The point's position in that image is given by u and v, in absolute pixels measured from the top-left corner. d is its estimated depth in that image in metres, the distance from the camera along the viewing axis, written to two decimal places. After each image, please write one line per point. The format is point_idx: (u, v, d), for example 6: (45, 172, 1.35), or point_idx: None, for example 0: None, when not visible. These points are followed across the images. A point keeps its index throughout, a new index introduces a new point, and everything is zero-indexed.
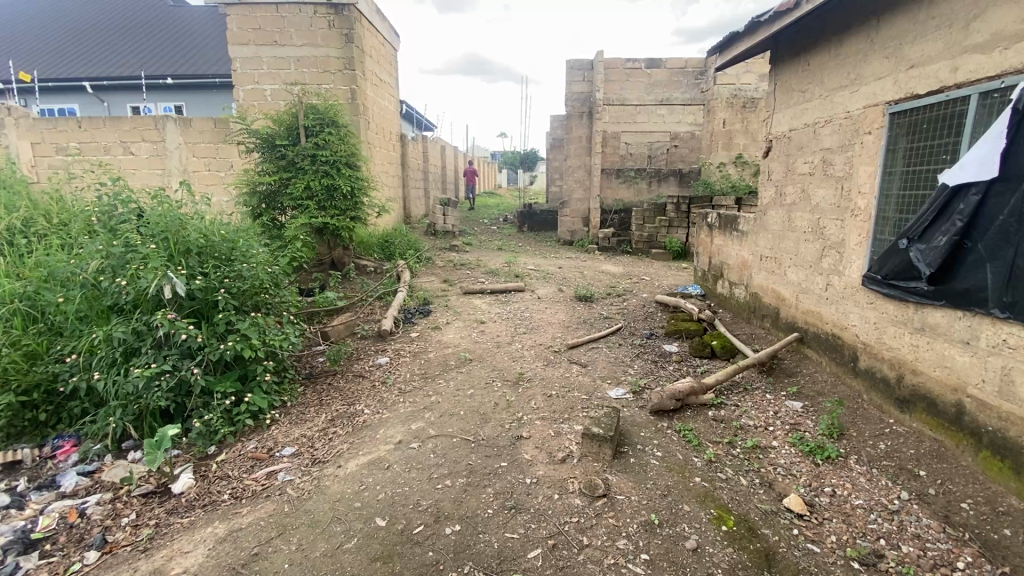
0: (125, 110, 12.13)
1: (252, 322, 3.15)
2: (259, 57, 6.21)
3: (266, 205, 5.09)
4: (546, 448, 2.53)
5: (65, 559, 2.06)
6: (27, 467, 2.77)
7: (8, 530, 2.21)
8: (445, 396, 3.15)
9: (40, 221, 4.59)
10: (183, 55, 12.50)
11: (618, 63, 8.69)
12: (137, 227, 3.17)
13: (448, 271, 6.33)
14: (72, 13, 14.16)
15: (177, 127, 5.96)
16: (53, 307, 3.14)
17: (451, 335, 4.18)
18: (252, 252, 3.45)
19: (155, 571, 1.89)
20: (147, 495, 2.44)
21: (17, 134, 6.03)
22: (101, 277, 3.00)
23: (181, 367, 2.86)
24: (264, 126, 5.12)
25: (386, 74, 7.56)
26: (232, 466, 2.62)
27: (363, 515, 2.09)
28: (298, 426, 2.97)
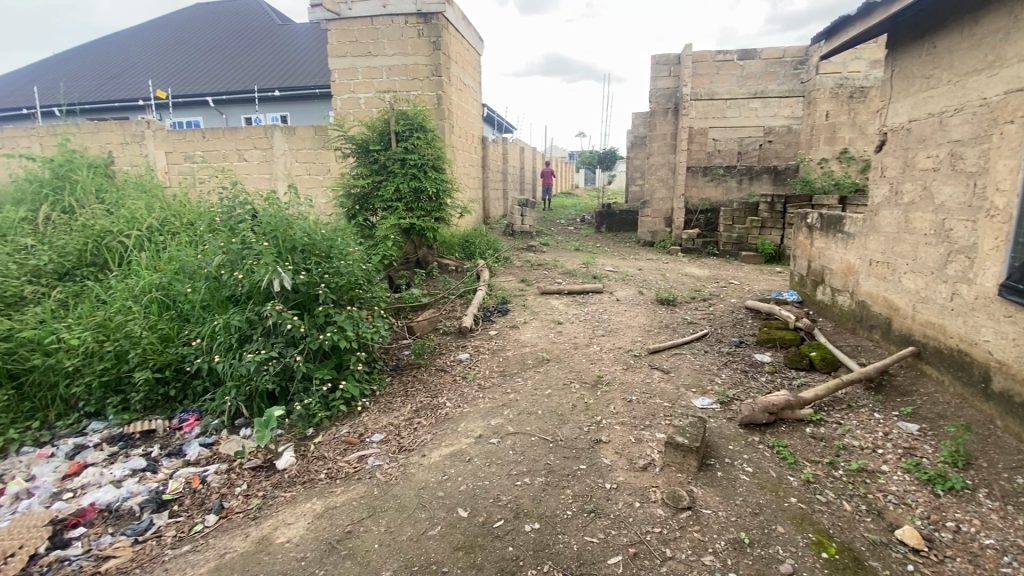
0: (239, 121, 13.46)
1: (347, 315, 3.38)
2: (355, 67, 6.64)
3: (359, 206, 5.41)
4: (626, 454, 2.47)
5: (189, 519, 2.33)
6: (160, 435, 3.17)
7: (145, 490, 2.55)
8: (523, 394, 3.19)
9: (172, 221, 5.23)
10: (288, 69, 13.66)
11: (707, 56, 8.28)
12: (251, 226, 3.51)
13: (525, 271, 6.39)
14: (198, 36, 15.96)
15: (284, 135, 6.53)
16: (182, 297, 3.57)
17: (528, 334, 4.22)
18: (348, 250, 3.69)
19: (263, 539, 2.08)
20: (255, 469, 2.70)
21: (154, 145, 6.89)
22: (221, 270, 3.36)
23: (286, 354, 3.13)
24: (360, 133, 5.47)
25: (470, 79, 7.78)
26: (328, 448, 2.83)
27: (445, 505, 2.17)
28: (386, 415, 3.14)
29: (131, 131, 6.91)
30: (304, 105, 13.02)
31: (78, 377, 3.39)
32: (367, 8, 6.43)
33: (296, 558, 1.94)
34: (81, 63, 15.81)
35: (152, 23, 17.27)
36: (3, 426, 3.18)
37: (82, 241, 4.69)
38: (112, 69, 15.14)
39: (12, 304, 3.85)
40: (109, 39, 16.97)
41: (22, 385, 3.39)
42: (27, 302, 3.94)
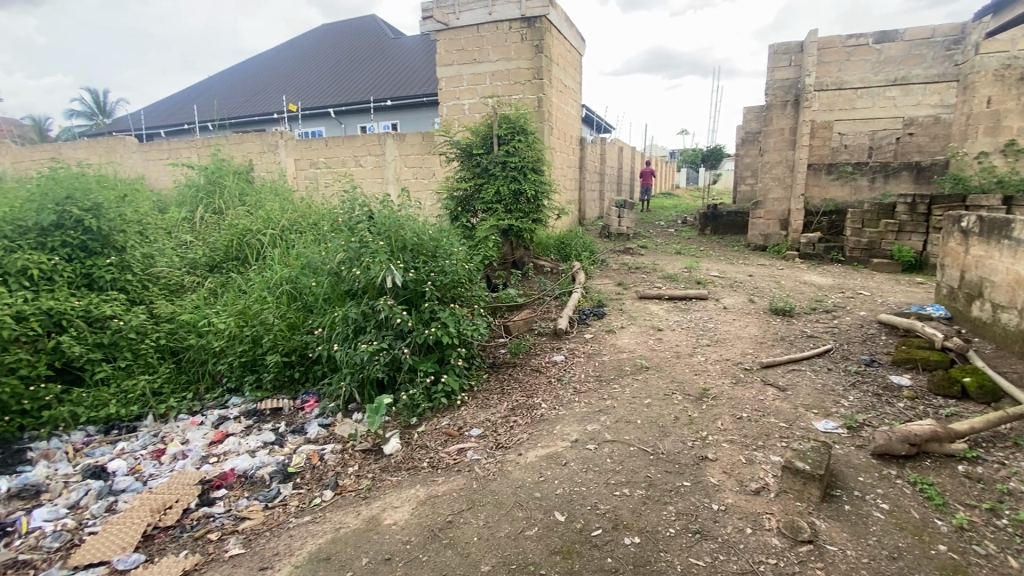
0: (356, 129, 14.65)
1: (451, 312, 3.52)
2: (461, 75, 6.91)
3: (461, 207, 5.61)
4: (736, 475, 2.30)
5: (310, 492, 2.56)
6: (286, 413, 3.54)
7: (275, 461, 2.85)
8: (621, 401, 3.10)
9: (299, 222, 5.80)
10: (400, 80, 14.60)
11: (836, 41, 7.49)
12: (368, 226, 3.78)
13: (623, 274, 6.22)
14: (323, 54, 17.61)
15: (395, 142, 6.97)
16: (307, 290, 3.95)
17: (626, 340, 4.10)
18: (452, 250, 3.84)
19: (373, 518, 2.24)
20: (365, 452, 2.91)
21: (286, 153, 7.71)
22: (341, 267, 3.67)
23: (395, 346, 3.34)
24: (464, 137, 5.67)
25: (571, 80, 7.75)
26: (430, 438, 2.97)
27: (542, 506, 2.17)
28: (484, 410, 3.22)
29: (268, 141, 7.79)
30: (412, 112, 13.84)
31: (223, 357, 3.89)
32: (474, 17, 6.66)
33: (402, 541, 2.05)
34: (229, 84, 18.18)
35: (286, 45, 19.39)
36: (165, 394, 3.71)
37: (229, 238, 5.39)
38: (253, 87, 17.23)
39: (175, 291, 4.52)
40: (252, 62, 19.32)
41: (181, 360, 3.96)
42: (187, 289, 4.62)
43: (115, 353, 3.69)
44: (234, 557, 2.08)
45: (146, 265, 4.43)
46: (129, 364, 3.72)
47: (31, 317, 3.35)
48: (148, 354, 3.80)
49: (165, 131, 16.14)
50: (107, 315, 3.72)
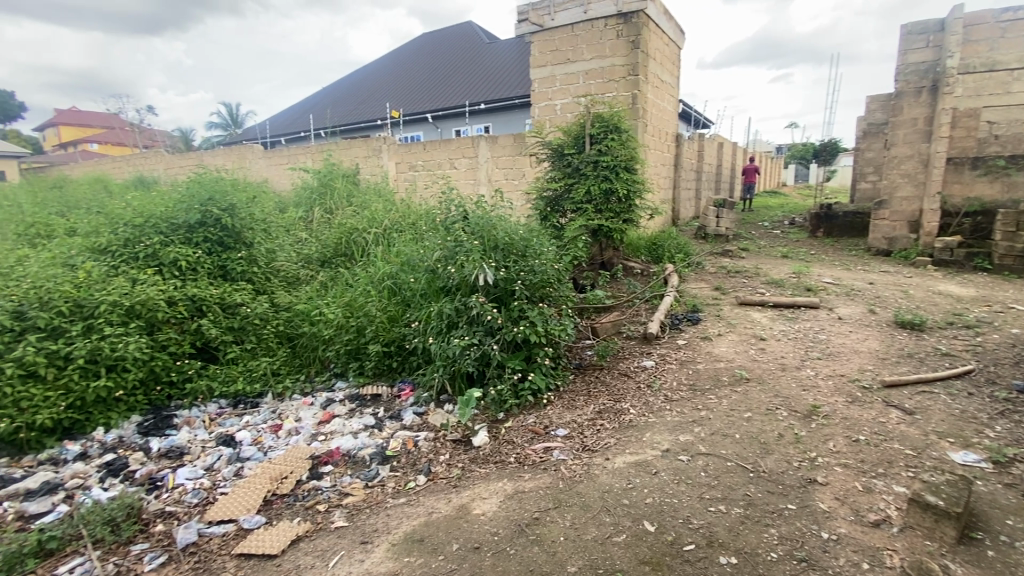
0: (451, 133, 15.25)
1: (539, 311, 3.54)
2: (554, 75, 6.93)
3: (551, 208, 5.63)
4: (850, 503, 2.09)
5: (405, 476, 2.72)
6: (384, 399, 3.79)
7: (374, 444, 3.05)
8: (717, 413, 2.94)
9: (399, 221, 6.17)
10: (493, 83, 14.96)
11: (987, 17, 6.49)
12: (462, 226, 3.93)
13: (720, 278, 5.88)
14: (423, 62, 18.54)
15: (488, 144, 7.14)
16: (406, 285, 4.19)
17: (724, 348, 3.87)
18: (543, 250, 3.87)
19: (463, 506, 2.32)
20: (455, 442, 3.03)
21: (388, 157, 8.22)
22: (437, 264, 3.85)
23: (484, 342, 3.43)
24: (556, 138, 5.68)
25: (668, 75, 7.47)
26: (517, 434, 3.02)
27: (631, 514, 2.12)
28: (571, 411, 3.22)
29: (373, 146, 8.35)
30: (504, 115, 14.13)
31: (331, 344, 4.25)
32: (569, 17, 6.65)
33: (490, 532, 2.11)
34: (340, 94, 19.75)
35: (390, 56, 20.69)
36: (282, 375, 4.11)
37: (338, 236, 5.87)
38: (360, 96, 18.58)
39: (292, 283, 5.02)
40: (359, 73, 20.83)
41: (296, 345, 4.38)
42: (302, 282, 5.10)
43: (242, 336, 4.18)
44: (339, 528, 2.25)
45: (270, 259, 4.95)
46: (254, 346, 4.20)
47: (179, 302, 3.91)
48: (269, 339, 4.26)
49: (285, 139, 17.93)
50: (237, 303, 4.23)
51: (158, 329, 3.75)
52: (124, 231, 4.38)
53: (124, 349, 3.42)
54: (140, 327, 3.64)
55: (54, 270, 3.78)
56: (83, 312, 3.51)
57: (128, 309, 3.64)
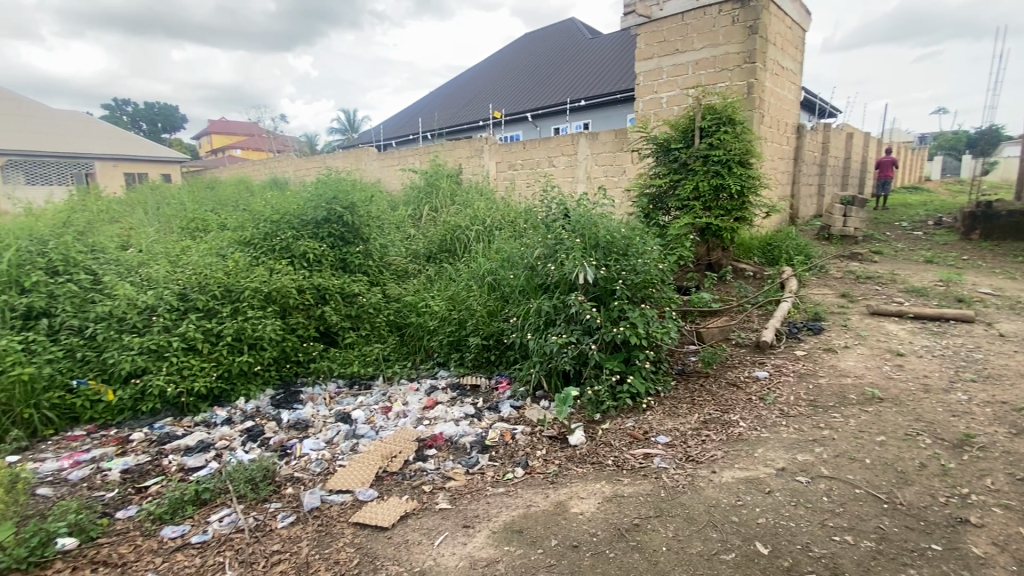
0: (550, 131, 15.30)
1: (641, 312, 3.42)
2: (660, 68, 6.67)
3: (654, 205, 5.42)
4: (1014, 552, 1.78)
5: (503, 467, 2.78)
6: (483, 391, 3.91)
7: (474, 432, 3.16)
8: (842, 434, 2.65)
9: (500, 219, 6.31)
10: (595, 79, 14.76)
11: None
12: (564, 224, 3.92)
13: (847, 284, 5.29)
14: (525, 62, 18.79)
15: (588, 141, 7.02)
16: (506, 281, 4.28)
17: (851, 363, 3.48)
18: (646, 249, 3.74)
19: (560, 504, 2.33)
20: (552, 438, 3.05)
21: (489, 157, 8.43)
22: (538, 261, 3.88)
23: (583, 341, 3.40)
24: (662, 132, 5.45)
25: (789, 61, 6.84)
26: (615, 436, 2.97)
27: (741, 533, 1.99)
28: (673, 419, 3.09)
29: (476, 146, 8.62)
30: (605, 111, 13.87)
31: (435, 334, 4.47)
32: (679, 5, 6.35)
33: (589, 532, 2.09)
34: (446, 96, 20.66)
35: (493, 58, 21.23)
36: (392, 360, 4.40)
37: (444, 233, 6.15)
38: (465, 98, 19.30)
39: (402, 276, 5.35)
40: (464, 76, 21.62)
41: (403, 334, 4.67)
42: (411, 275, 5.42)
43: (358, 323, 4.55)
44: (442, 510, 2.37)
45: (383, 253, 5.33)
46: (367, 333, 4.54)
47: (307, 290, 4.35)
48: (381, 327, 4.60)
49: (396, 141, 19.17)
50: (355, 293, 4.60)
51: (289, 313, 4.21)
52: (264, 227, 4.97)
53: (262, 330, 3.91)
54: (275, 311, 4.12)
55: (210, 259, 4.40)
56: (232, 296, 4.04)
57: (266, 295, 4.13)
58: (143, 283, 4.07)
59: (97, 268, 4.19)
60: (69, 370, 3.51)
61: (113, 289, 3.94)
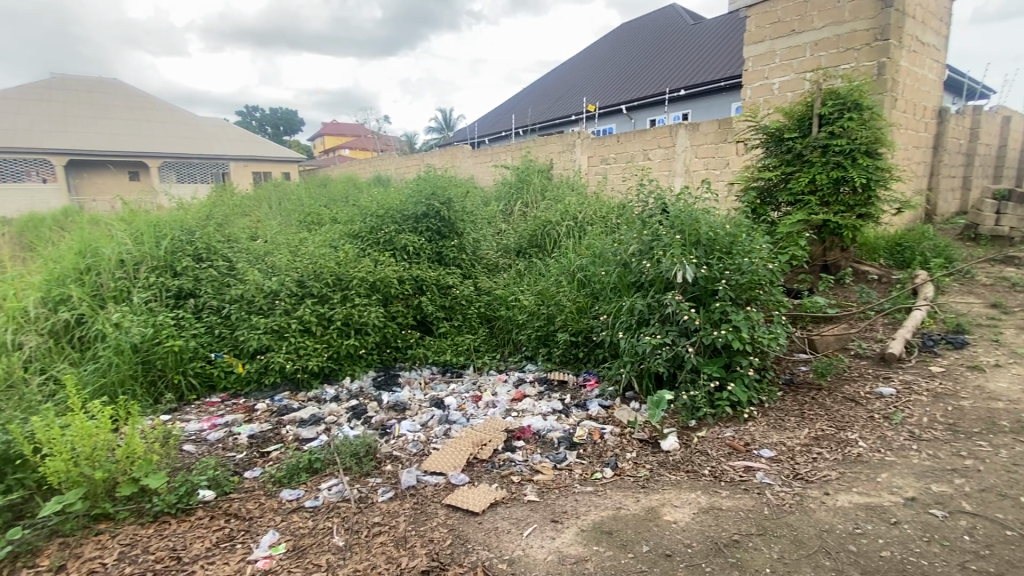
0: (645, 123, 14.78)
1: (745, 315, 3.18)
2: (773, 51, 6.15)
3: (761, 200, 5.02)
4: None
5: (591, 466, 2.74)
6: (571, 387, 3.89)
7: (562, 428, 3.15)
8: (990, 466, 2.29)
9: (591, 215, 6.21)
10: (696, 67, 14.00)
11: None
12: (662, 219, 3.76)
13: (999, 293, 4.54)
14: (621, 53, 18.33)
15: (688, 132, 6.64)
16: (597, 277, 4.20)
17: (1003, 384, 2.99)
18: (753, 247, 3.47)
19: (652, 509, 2.26)
20: (642, 441, 2.95)
21: (581, 151, 8.29)
22: (633, 257, 3.76)
23: (679, 343, 3.25)
24: (774, 121, 5.01)
25: (933, 35, 5.97)
26: (711, 445, 2.81)
27: (860, 564, 1.80)
28: (778, 432, 2.85)
29: (567, 141, 8.51)
30: (706, 100, 13.12)
31: (524, 328, 4.51)
32: None
33: (683, 543, 2.00)
34: (539, 93, 20.75)
35: (587, 52, 20.96)
36: (482, 351, 4.52)
37: (534, 228, 6.19)
38: (558, 93, 19.24)
39: (493, 270, 5.47)
40: (557, 71, 21.56)
41: (493, 326, 4.77)
42: (501, 270, 5.52)
43: (451, 314, 4.72)
44: (531, 502, 2.40)
45: (476, 247, 5.48)
46: (460, 324, 4.70)
47: (406, 280, 4.60)
48: (472, 318, 4.73)
49: (489, 138, 19.60)
50: (449, 285, 4.77)
51: (390, 302, 4.48)
52: (370, 221, 5.33)
53: (366, 316, 4.20)
54: (378, 299, 4.40)
55: (324, 249, 4.80)
56: (341, 285, 4.38)
57: (371, 284, 4.42)
58: (268, 270, 4.55)
59: (232, 257, 4.75)
60: (209, 344, 4.02)
61: (245, 274, 4.45)
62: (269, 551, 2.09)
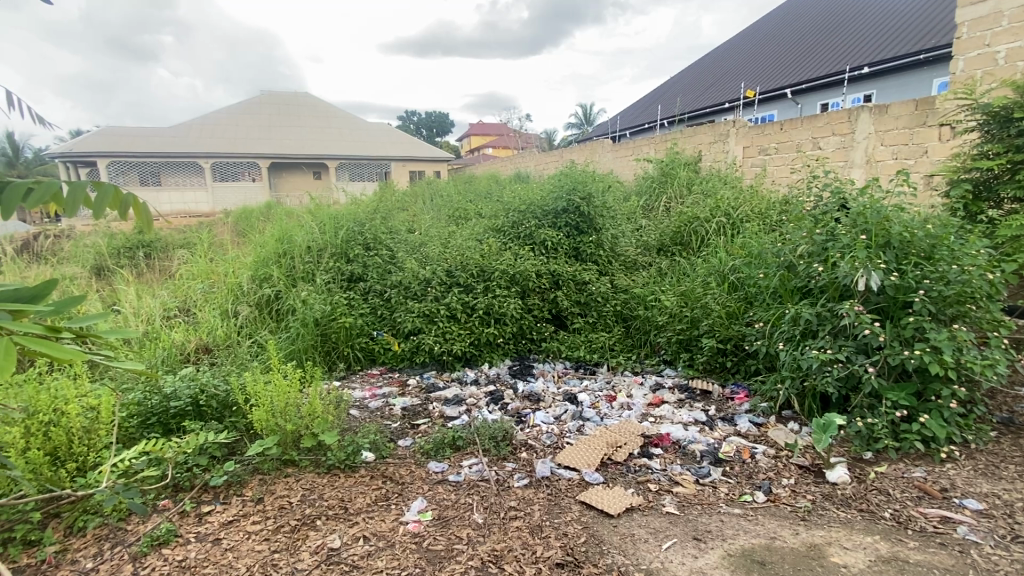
0: (815, 108, 13.03)
1: (950, 335, 2.63)
2: (999, 11, 4.72)
3: (976, 195, 4.09)
4: None
5: (739, 487, 2.50)
6: (716, 399, 3.61)
7: (705, 441, 2.93)
8: None
9: (746, 212, 5.65)
10: (886, 39, 11.94)
11: None
12: (840, 218, 3.28)
13: None
14: (789, 32, 16.43)
15: (872, 116, 5.65)
16: (753, 280, 3.82)
17: None
18: (966, 253, 2.85)
19: (815, 547, 2.00)
20: (802, 468, 2.63)
21: (735, 141, 7.55)
22: (801, 260, 3.34)
23: (855, 361, 2.80)
24: (1001, 97, 4.04)
25: None
26: (893, 485, 2.39)
27: None
28: (989, 482, 2.33)
29: (719, 131, 7.79)
30: (897, 77, 11.13)
31: (664, 331, 4.27)
32: None
33: None
34: (688, 81, 19.50)
35: (746, 34, 19.18)
36: (617, 351, 4.39)
37: (679, 224, 5.83)
38: (710, 80, 17.91)
39: (632, 267, 5.29)
40: (710, 57, 20.05)
41: (629, 326, 4.61)
42: (641, 268, 5.30)
43: (587, 310, 4.66)
44: (670, 514, 2.27)
45: (615, 243, 5.34)
46: (595, 321, 4.62)
47: (544, 275, 4.66)
48: (608, 316, 4.61)
49: (631, 131, 18.99)
50: (586, 281, 4.71)
51: (528, 295, 4.58)
52: (512, 216, 5.52)
53: (506, 307, 4.37)
54: (517, 291, 4.54)
55: (470, 242, 5.09)
56: (484, 276, 4.60)
57: (511, 276, 4.58)
58: (422, 259, 4.97)
59: (393, 247, 5.28)
60: (371, 323, 4.51)
61: (403, 263, 4.93)
62: (418, 516, 2.29)
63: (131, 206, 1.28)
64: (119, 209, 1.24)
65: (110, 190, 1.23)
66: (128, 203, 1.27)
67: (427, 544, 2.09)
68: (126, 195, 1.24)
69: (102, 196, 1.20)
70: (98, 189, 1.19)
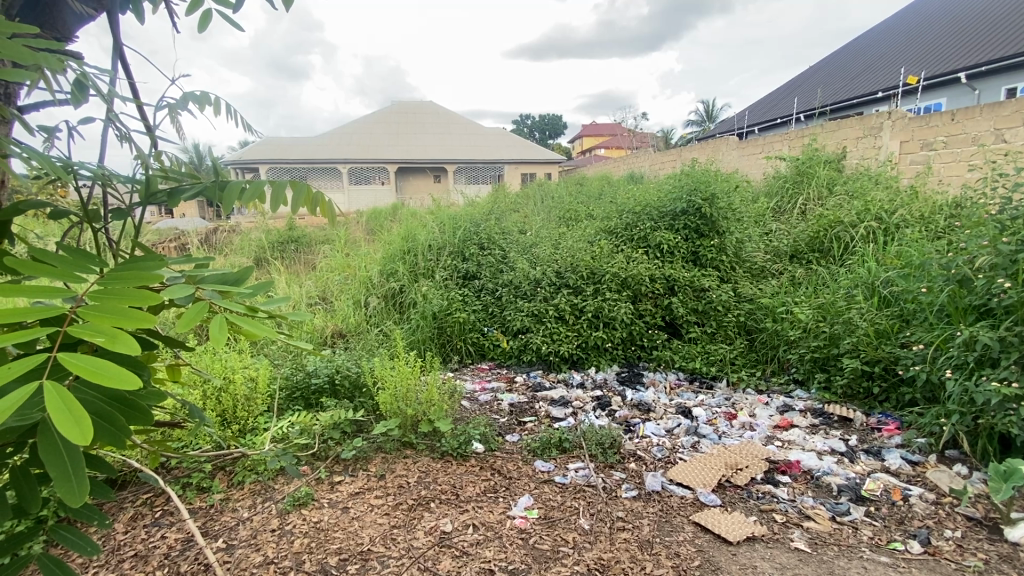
0: (998, 94, 10.93)
1: None
2: None
3: None
4: None
5: (887, 531, 2.19)
6: (858, 427, 3.18)
7: (845, 475, 2.61)
8: None
9: (901, 216, 4.91)
10: None
11: None
12: None
13: None
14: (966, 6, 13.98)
15: None
16: (912, 296, 3.33)
17: None
18: None
19: None
20: (971, 520, 2.22)
21: (889, 135, 6.59)
22: (979, 274, 2.84)
23: None
24: None
25: None
26: None
27: None
28: None
29: (870, 124, 6.85)
30: None
31: (796, 347, 3.88)
32: None
33: None
34: (831, 70, 17.47)
35: (908, 13, 16.68)
36: (738, 365, 4.08)
37: (817, 228, 5.25)
38: (858, 68, 15.87)
39: (758, 275, 4.87)
40: (860, 41, 17.76)
41: (754, 339, 4.26)
42: (769, 276, 4.87)
43: (705, 319, 4.38)
44: (798, 550, 2.06)
45: (739, 248, 4.96)
46: (714, 331, 4.33)
47: (659, 280, 4.47)
48: (729, 327, 4.30)
49: (759, 127, 17.51)
50: (705, 287, 4.43)
51: (640, 299, 4.43)
52: (626, 217, 5.37)
53: (617, 312, 4.27)
54: (628, 296, 4.41)
55: (582, 243, 5.06)
56: (595, 278, 4.54)
57: (623, 280, 4.46)
58: (533, 260, 5.04)
59: (507, 248, 5.43)
60: (483, 320, 4.68)
61: (515, 263, 5.05)
62: (525, 513, 2.32)
63: (320, 204, 1.41)
64: (310, 206, 1.37)
65: (304, 190, 1.37)
66: (318, 201, 1.40)
67: (534, 541, 2.12)
68: (315, 193, 1.36)
69: (298, 194, 1.33)
70: (294, 188, 1.32)
